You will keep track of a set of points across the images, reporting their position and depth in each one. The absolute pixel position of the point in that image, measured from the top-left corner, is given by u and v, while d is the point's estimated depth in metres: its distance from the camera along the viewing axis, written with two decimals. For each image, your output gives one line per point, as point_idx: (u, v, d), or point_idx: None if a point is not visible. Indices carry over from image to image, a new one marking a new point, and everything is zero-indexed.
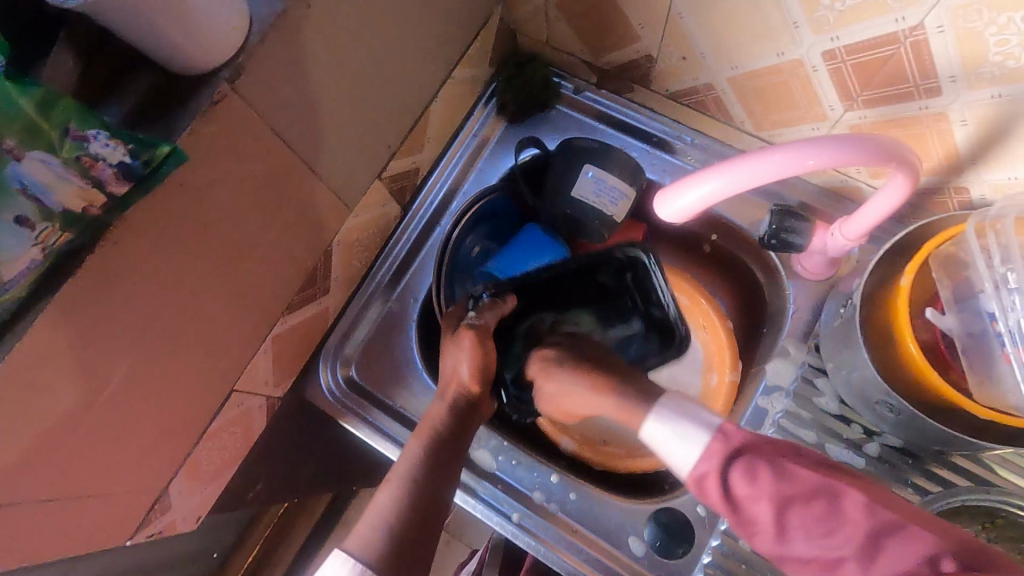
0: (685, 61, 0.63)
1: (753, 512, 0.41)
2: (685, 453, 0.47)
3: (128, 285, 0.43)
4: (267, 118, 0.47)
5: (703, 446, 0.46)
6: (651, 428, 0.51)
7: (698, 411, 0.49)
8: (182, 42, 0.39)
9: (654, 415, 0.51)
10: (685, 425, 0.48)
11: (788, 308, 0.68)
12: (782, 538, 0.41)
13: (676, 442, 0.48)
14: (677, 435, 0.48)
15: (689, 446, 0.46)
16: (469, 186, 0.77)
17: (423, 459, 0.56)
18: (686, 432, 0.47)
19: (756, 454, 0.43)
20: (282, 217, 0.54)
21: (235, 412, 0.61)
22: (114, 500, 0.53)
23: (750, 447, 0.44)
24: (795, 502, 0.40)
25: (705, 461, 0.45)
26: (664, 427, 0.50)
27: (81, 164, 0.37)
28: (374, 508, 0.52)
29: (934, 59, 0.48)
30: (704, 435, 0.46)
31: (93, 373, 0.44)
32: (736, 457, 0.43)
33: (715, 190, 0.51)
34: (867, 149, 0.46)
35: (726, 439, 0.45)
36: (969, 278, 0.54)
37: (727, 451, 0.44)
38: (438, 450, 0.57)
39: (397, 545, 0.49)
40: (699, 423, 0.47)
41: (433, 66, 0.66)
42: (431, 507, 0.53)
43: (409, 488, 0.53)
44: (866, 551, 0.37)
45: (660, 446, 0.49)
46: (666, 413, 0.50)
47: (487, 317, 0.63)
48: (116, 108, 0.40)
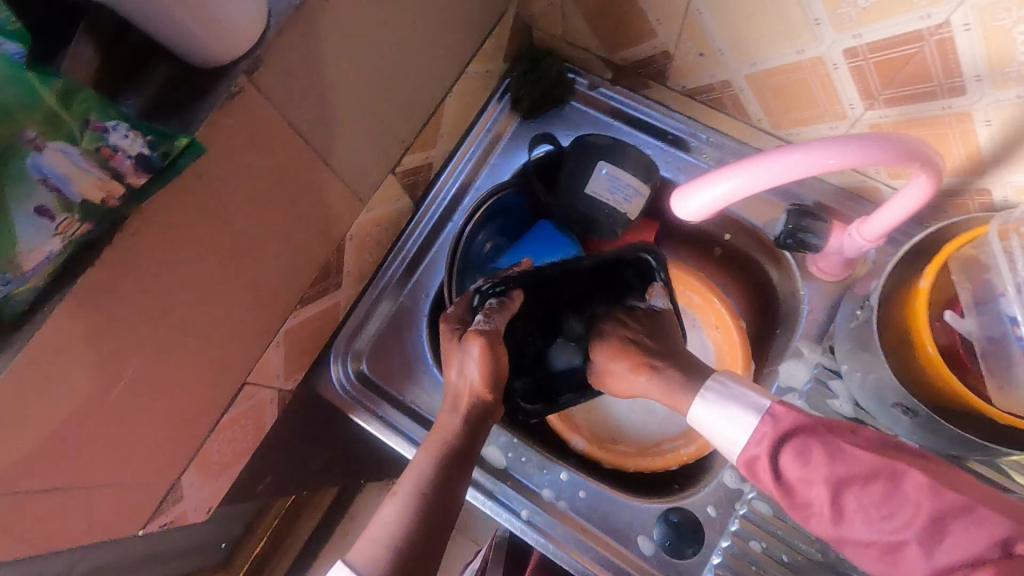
0: (703, 58, 0.62)
1: (807, 494, 0.43)
2: (734, 435, 0.48)
3: (144, 276, 0.44)
4: (283, 111, 0.47)
5: (752, 429, 0.47)
6: (699, 410, 0.51)
7: (746, 391, 0.50)
8: (201, 35, 0.39)
9: (702, 398, 0.52)
10: (734, 406, 0.49)
11: (803, 309, 0.67)
12: (838, 520, 0.42)
13: (726, 424, 0.49)
14: (727, 419, 0.49)
15: (741, 429, 0.48)
16: (482, 181, 0.77)
17: (434, 473, 0.54)
18: (735, 415, 0.48)
19: (808, 436, 0.44)
20: (296, 211, 0.54)
21: (246, 403, 0.62)
22: (128, 489, 0.54)
23: (801, 429, 0.45)
24: (851, 483, 0.42)
25: (758, 443, 0.46)
26: (711, 411, 0.51)
27: (101, 155, 0.36)
28: (380, 519, 0.52)
29: (959, 57, 0.47)
30: (753, 418, 0.47)
31: (109, 363, 0.45)
32: (789, 439, 0.45)
33: (731, 189, 0.51)
34: (890, 149, 0.45)
35: (776, 423, 0.46)
36: (990, 280, 0.54)
37: (780, 433, 0.45)
38: (451, 462, 0.55)
39: (399, 557, 0.49)
40: (748, 404, 0.48)
41: (448, 60, 0.66)
42: (439, 519, 0.52)
43: (417, 501, 0.52)
44: (926, 534, 0.39)
45: (708, 427, 0.50)
46: (714, 396, 0.51)
47: (497, 320, 0.59)
48: (134, 101, 0.40)
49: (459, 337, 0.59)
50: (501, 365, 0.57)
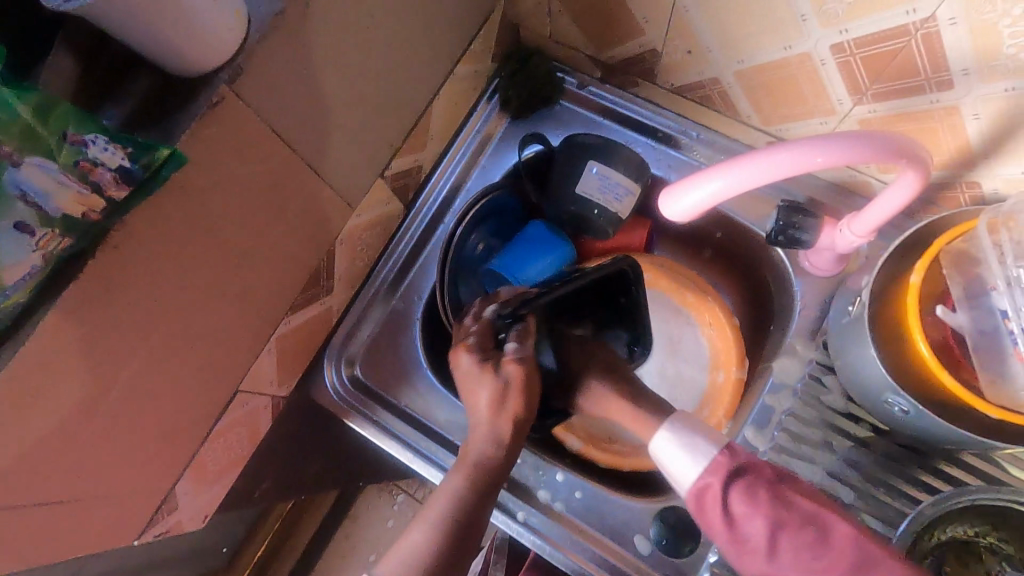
0: (691, 55, 0.62)
1: (748, 531, 0.46)
2: (685, 465, 0.51)
3: (130, 288, 0.43)
4: (267, 119, 0.46)
5: (706, 459, 0.50)
6: (658, 439, 0.54)
7: (705, 427, 0.53)
8: (177, 45, 0.38)
9: (664, 426, 0.54)
10: (693, 438, 0.52)
11: (797, 306, 0.67)
12: (770, 559, 0.46)
13: (678, 455, 0.52)
14: (682, 453, 0.52)
15: (693, 459, 0.51)
16: (473, 183, 0.76)
17: (464, 498, 0.52)
18: (694, 448, 0.51)
19: (755, 477, 0.48)
20: (285, 218, 0.54)
21: (240, 411, 0.61)
22: (122, 500, 0.53)
23: (748, 470, 0.49)
24: (787, 527, 0.45)
25: (707, 475, 0.49)
26: (667, 441, 0.53)
27: (80, 169, 0.37)
28: (405, 540, 0.49)
29: (946, 51, 0.47)
30: (709, 449, 0.50)
31: (99, 376, 0.45)
32: (740, 477, 0.48)
33: (718, 189, 0.50)
34: (876, 146, 0.45)
35: (729, 458, 0.50)
36: (980, 273, 0.54)
37: (730, 470, 0.49)
38: (478, 489, 0.53)
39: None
40: (706, 437, 0.51)
41: (435, 62, 0.65)
42: (465, 547, 0.49)
43: (445, 526, 0.50)
44: None
45: (662, 457, 0.53)
46: (674, 425, 0.54)
47: (527, 346, 0.60)
48: (115, 112, 0.40)
49: (492, 364, 0.59)
50: (527, 385, 0.58)
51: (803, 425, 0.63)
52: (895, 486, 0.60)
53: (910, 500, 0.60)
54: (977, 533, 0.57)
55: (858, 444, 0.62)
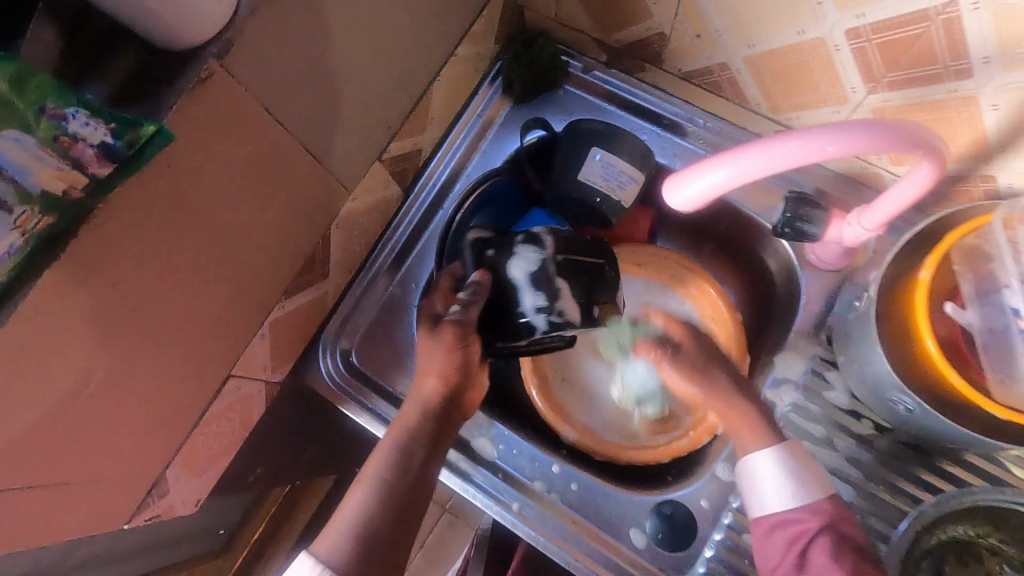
0: (699, 39, 0.60)
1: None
2: (784, 495, 0.53)
3: (115, 270, 0.42)
4: (258, 97, 0.45)
5: (810, 501, 0.53)
6: (761, 458, 0.55)
7: (811, 475, 0.54)
8: (164, 14, 0.36)
9: (770, 452, 0.55)
10: (804, 479, 0.54)
11: (800, 300, 0.65)
12: None
13: (774, 481, 0.54)
14: (783, 485, 0.54)
15: (796, 493, 0.53)
16: (472, 169, 0.75)
17: (396, 461, 0.55)
18: (800, 488, 0.53)
19: (849, 539, 0.50)
20: (278, 200, 0.52)
21: (232, 397, 0.61)
22: (111, 485, 0.53)
23: (843, 528, 0.51)
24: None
25: (801, 513, 0.52)
26: (768, 471, 0.55)
27: (59, 144, 0.34)
28: (344, 510, 0.52)
29: (967, 39, 0.45)
30: (819, 493, 0.53)
31: (83, 358, 0.44)
32: (835, 531, 0.51)
33: (725, 179, 0.48)
34: (890, 135, 0.43)
35: (833, 510, 0.52)
36: (993, 270, 0.52)
37: (826, 519, 0.51)
38: (414, 452, 0.56)
39: (364, 554, 0.50)
40: (817, 485, 0.53)
41: (435, 42, 0.63)
42: (392, 538, 0.52)
43: (379, 490, 0.53)
44: None
45: (757, 479, 0.55)
46: (785, 460, 0.54)
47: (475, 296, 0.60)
48: (100, 88, 0.38)
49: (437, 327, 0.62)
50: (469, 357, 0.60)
51: (805, 422, 0.62)
52: (897, 484, 0.60)
53: (910, 499, 0.59)
54: (979, 534, 0.56)
55: (859, 441, 0.61)
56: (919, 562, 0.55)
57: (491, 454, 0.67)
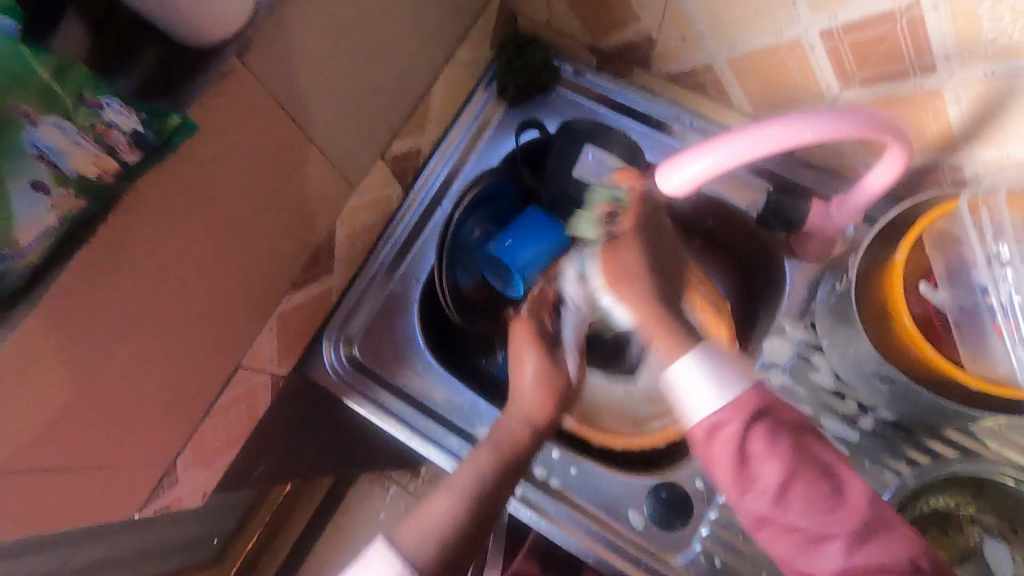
0: (685, 42, 0.64)
1: (760, 470, 0.46)
2: (707, 398, 0.47)
3: (137, 257, 0.44)
4: (272, 93, 0.47)
5: (732, 394, 0.46)
6: (682, 365, 0.48)
7: (733, 364, 0.48)
8: (190, 13, 0.38)
9: (692, 354, 0.48)
10: (723, 370, 0.47)
11: (785, 288, 0.69)
12: (779, 503, 0.45)
13: (704, 386, 0.47)
14: (707, 388, 0.47)
15: (719, 388, 0.47)
16: (470, 168, 0.77)
17: (493, 473, 0.56)
18: (720, 385, 0.47)
19: (781, 422, 0.47)
20: (287, 194, 0.55)
21: (240, 388, 0.62)
22: (124, 472, 0.54)
23: (773, 412, 0.47)
24: (804, 478, 0.45)
25: (730, 413, 0.46)
26: (692, 369, 0.48)
27: (95, 130, 0.37)
28: (432, 513, 0.54)
29: (929, 37, 0.49)
30: (735, 381, 0.47)
31: (103, 343, 0.45)
32: (762, 420, 0.46)
33: (710, 164, 0.51)
34: (861, 123, 0.47)
35: (758, 397, 0.47)
36: (961, 252, 0.56)
37: (757, 409, 0.46)
38: (502, 472, 0.56)
39: (444, 557, 0.53)
40: (736, 370, 0.48)
41: (434, 47, 0.67)
42: (472, 540, 0.54)
43: (471, 501, 0.54)
44: (855, 535, 0.44)
45: (682, 391, 0.48)
46: (703, 361, 0.48)
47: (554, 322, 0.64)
48: (126, 81, 0.40)
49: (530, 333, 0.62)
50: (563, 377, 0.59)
51: (792, 402, 0.65)
52: (880, 460, 0.63)
53: (895, 474, 0.62)
54: (957, 504, 0.60)
55: (844, 420, 0.64)
56: None
57: None
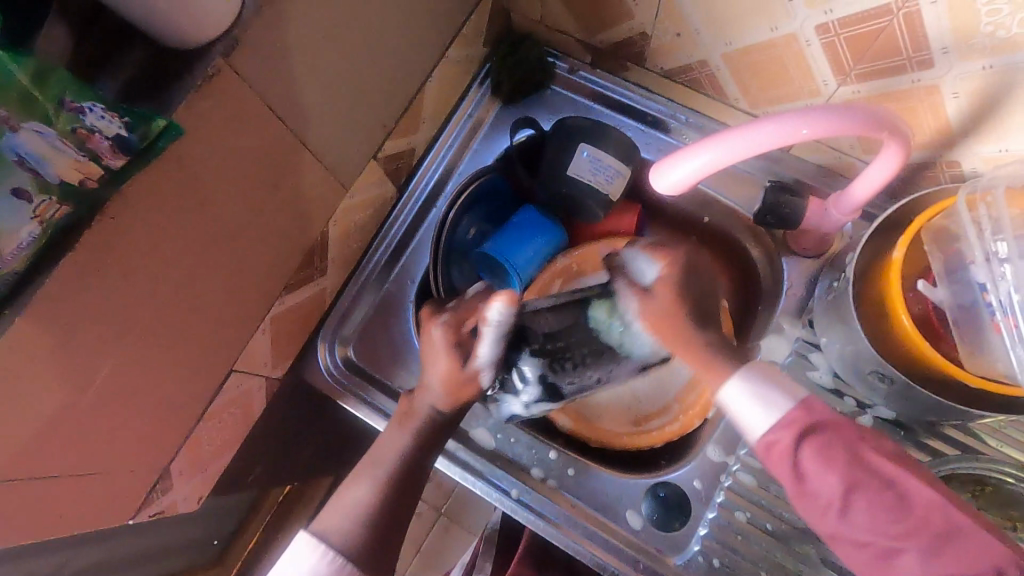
0: (680, 38, 0.63)
1: (822, 487, 0.44)
2: (763, 419, 0.46)
3: (126, 262, 0.43)
4: (261, 94, 0.46)
5: (784, 413, 0.46)
6: (733, 386, 0.48)
7: (783, 383, 0.47)
8: (173, 15, 0.38)
9: (740, 373, 0.48)
10: (769, 389, 0.47)
11: (783, 286, 0.69)
12: (845, 521, 0.44)
13: (754, 408, 0.47)
14: (759, 406, 0.47)
15: (767, 408, 0.46)
16: (464, 167, 0.77)
17: (411, 449, 0.57)
18: (771, 400, 0.46)
19: (835, 435, 0.45)
20: (279, 195, 0.54)
21: (234, 392, 0.62)
22: (117, 477, 0.54)
23: (824, 432, 0.45)
24: (867, 491, 0.43)
25: (782, 431, 0.45)
26: (745, 392, 0.47)
27: (78, 136, 0.36)
28: (354, 496, 0.55)
29: (926, 31, 0.48)
30: (787, 402, 0.46)
31: (93, 349, 0.45)
32: (817, 434, 0.45)
33: (710, 161, 0.50)
34: (862, 118, 0.47)
35: (810, 413, 0.46)
36: (960, 249, 0.55)
37: (808, 424, 0.45)
38: (423, 447, 0.58)
39: (372, 534, 0.54)
40: (783, 390, 0.47)
41: (427, 45, 0.66)
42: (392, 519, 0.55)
43: (388, 481, 0.56)
44: (930, 547, 0.42)
45: (736, 407, 0.47)
46: (754, 376, 0.48)
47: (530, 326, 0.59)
48: (109, 83, 0.39)
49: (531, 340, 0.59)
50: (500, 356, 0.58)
51: None
52: None
53: None
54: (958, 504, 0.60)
55: (845, 419, 0.63)
56: None
57: (490, 443, 0.69)
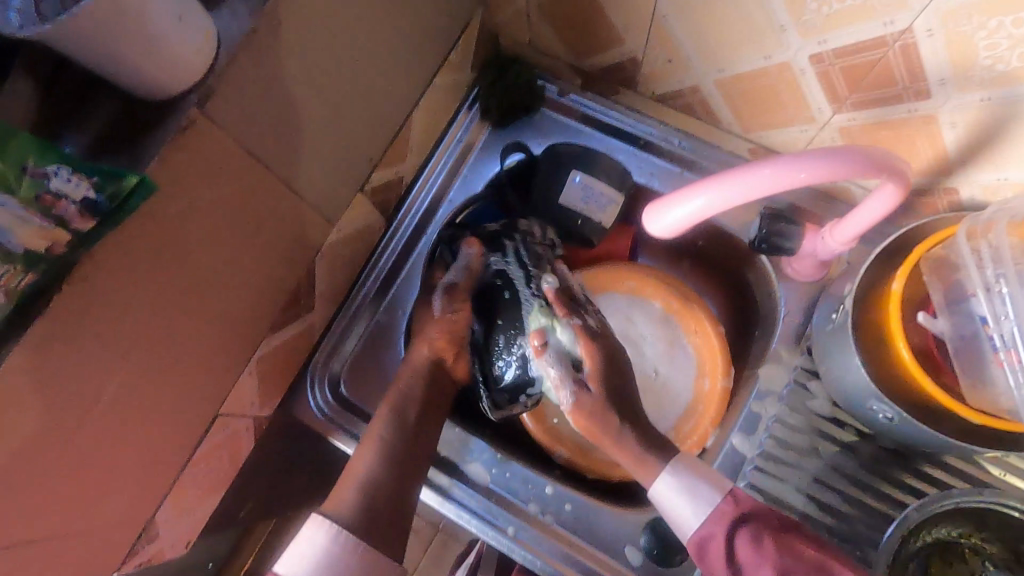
0: (671, 64, 0.62)
1: (753, 575, 0.46)
2: (691, 514, 0.51)
3: (101, 320, 0.42)
4: (240, 139, 0.45)
5: (711, 508, 0.50)
6: (662, 483, 0.53)
7: (711, 478, 0.52)
8: (145, 66, 0.37)
9: (666, 472, 0.53)
10: (696, 484, 0.52)
11: (781, 311, 0.67)
12: None
13: (682, 505, 0.51)
14: (690, 500, 0.51)
15: (695, 507, 0.51)
16: (454, 194, 0.75)
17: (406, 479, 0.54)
18: (697, 493, 0.51)
19: (762, 526, 0.48)
20: (263, 237, 0.53)
21: (220, 436, 0.60)
22: (100, 532, 0.52)
23: (750, 522, 0.48)
24: (794, 574, 0.45)
25: (714, 527, 0.49)
26: (680, 499, 0.51)
27: (42, 203, 0.35)
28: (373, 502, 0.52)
29: (923, 62, 0.47)
30: (713, 497, 0.51)
31: (72, 411, 0.43)
32: (744, 525, 0.48)
33: (705, 204, 0.48)
34: (857, 160, 0.45)
35: (734, 502, 0.50)
36: (960, 280, 0.54)
37: (736, 516, 0.49)
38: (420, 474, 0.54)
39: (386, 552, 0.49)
40: (708, 484, 0.51)
41: (413, 73, 0.64)
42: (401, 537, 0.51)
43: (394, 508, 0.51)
44: None
45: (667, 502, 0.52)
46: (680, 474, 0.52)
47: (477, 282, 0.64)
48: (77, 139, 0.38)
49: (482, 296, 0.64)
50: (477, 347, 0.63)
51: (790, 432, 0.64)
52: (882, 490, 0.61)
53: (895, 502, 0.60)
54: (960, 534, 0.59)
55: (843, 448, 0.63)
56: (907, 564, 0.56)
57: (485, 478, 0.67)
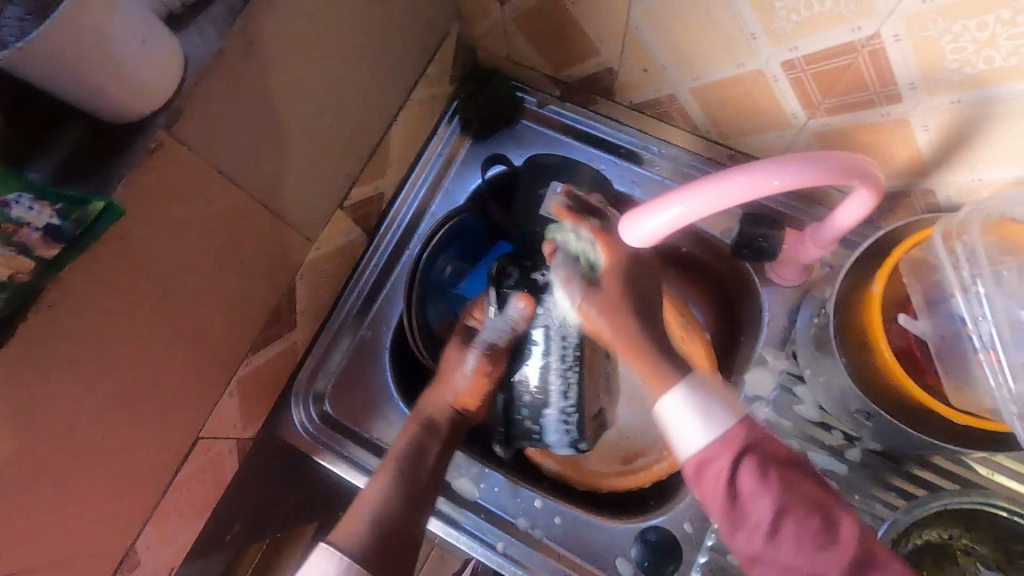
0: (647, 73, 0.62)
1: (750, 504, 0.41)
2: (696, 432, 0.43)
3: (71, 346, 0.41)
4: (210, 159, 0.44)
5: (723, 430, 0.43)
6: (668, 401, 0.45)
7: (722, 398, 0.44)
8: (110, 89, 0.36)
9: (679, 385, 0.45)
10: (713, 404, 0.44)
11: (765, 317, 0.67)
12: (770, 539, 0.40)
13: (689, 421, 0.44)
14: (694, 419, 0.44)
15: (708, 424, 0.43)
16: (436, 207, 0.75)
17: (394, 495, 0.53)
18: (709, 418, 0.43)
19: (768, 457, 0.42)
20: (239, 256, 0.52)
21: (201, 459, 0.59)
22: (75, 564, 0.50)
23: (759, 456, 0.42)
24: (795, 513, 0.40)
25: (716, 448, 0.42)
26: (684, 415, 0.44)
27: (3, 231, 0.35)
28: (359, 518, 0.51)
29: (891, 66, 0.47)
30: (728, 419, 0.43)
31: (42, 439, 0.42)
32: (751, 450, 0.42)
33: (677, 215, 0.47)
34: (824, 166, 0.46)
35: (748, 430, 0.43)
36: (940, 280, 0.55)
37: (745, 445, 0.42)
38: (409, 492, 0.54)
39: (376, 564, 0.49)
40: (728, 408, 0.44)
41: (389, 88, 0.64)
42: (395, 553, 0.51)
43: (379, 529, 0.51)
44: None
45: (669, 417, 0.45)
46: (691, 391, 0.44)
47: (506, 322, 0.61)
48: (43, 165, 0.38)
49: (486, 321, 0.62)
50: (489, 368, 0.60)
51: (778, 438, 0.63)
52: (872, 493, 0.60)
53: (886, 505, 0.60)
54: (951, 536, 0.58)
55: (832, 453, 0.62)
56: None
57: (473, 493, 0.67)
